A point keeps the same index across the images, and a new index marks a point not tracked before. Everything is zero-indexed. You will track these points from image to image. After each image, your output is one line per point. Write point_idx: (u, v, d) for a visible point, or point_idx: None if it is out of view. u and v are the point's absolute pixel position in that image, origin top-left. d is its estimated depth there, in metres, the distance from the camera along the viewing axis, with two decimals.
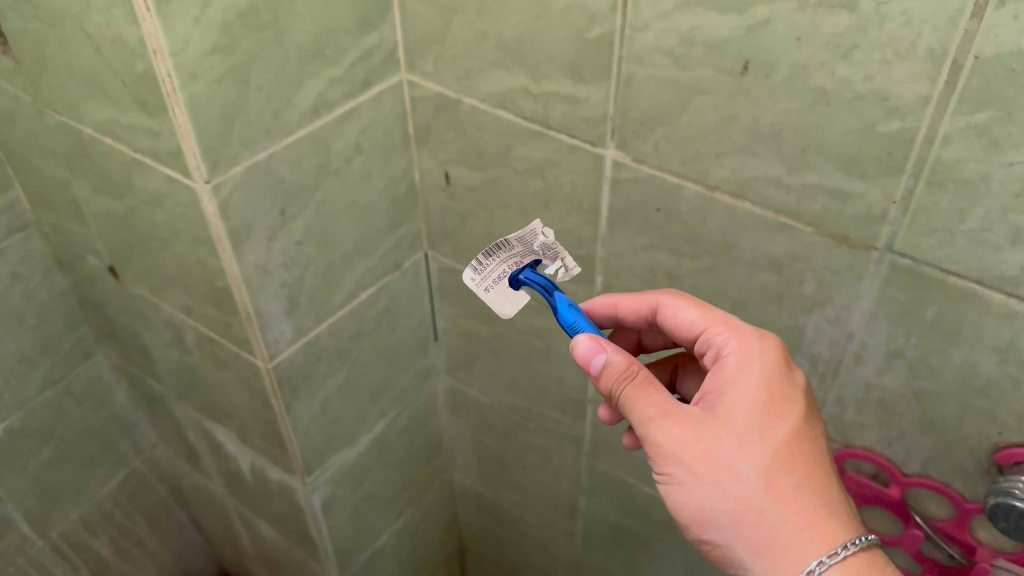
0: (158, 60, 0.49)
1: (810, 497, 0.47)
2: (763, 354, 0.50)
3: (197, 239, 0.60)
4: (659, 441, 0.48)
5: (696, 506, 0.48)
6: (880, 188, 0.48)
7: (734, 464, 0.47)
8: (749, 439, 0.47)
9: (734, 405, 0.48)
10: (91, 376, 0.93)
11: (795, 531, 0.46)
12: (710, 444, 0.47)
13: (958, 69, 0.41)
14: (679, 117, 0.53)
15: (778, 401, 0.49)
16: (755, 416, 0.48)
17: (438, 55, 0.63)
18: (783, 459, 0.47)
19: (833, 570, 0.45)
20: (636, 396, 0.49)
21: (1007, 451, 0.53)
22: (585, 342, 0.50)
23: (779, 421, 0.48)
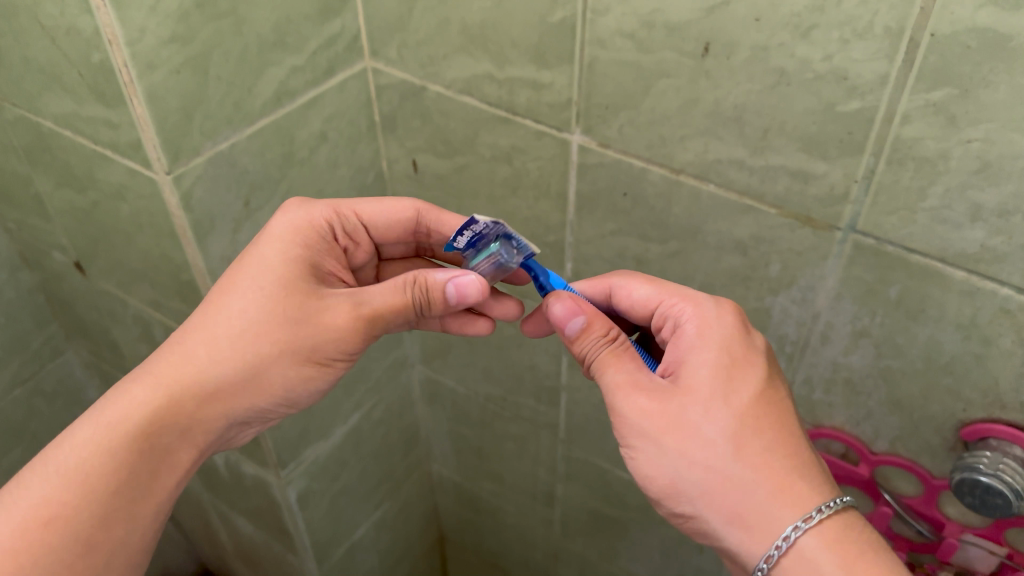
0: (114, 49, 0.48)
1: (779, 461, 0.46)
2: (721, 320, 0.51)
3: (162, 231, 0.59)
4: (625, 411, 0.49)
5: (666, 480, 0.48)
6: (841, 168, 0.48)
7: (701, 430, 0.47)
8: (713, 403, 0.47)
9: (695, 371, 0.49)
10: (62, 374, 0.92)
11: (768, 496, 0.46)
12: (675, 414, 0.47)
13: (915, 46, 0.41)
14: (643, 101, 0.53)
15: (740, 365, 0.49)
16: (718, 380, 0.48)
17: (402, 42, 0.62)
18: (749, 422, 0.47)
19: (809, 535, 0.45)
20: (609, 363, 0.51)
21: (973, 427, 0.53)
22: (564, 305, 0.52)
23: (742, 385, 0.48)
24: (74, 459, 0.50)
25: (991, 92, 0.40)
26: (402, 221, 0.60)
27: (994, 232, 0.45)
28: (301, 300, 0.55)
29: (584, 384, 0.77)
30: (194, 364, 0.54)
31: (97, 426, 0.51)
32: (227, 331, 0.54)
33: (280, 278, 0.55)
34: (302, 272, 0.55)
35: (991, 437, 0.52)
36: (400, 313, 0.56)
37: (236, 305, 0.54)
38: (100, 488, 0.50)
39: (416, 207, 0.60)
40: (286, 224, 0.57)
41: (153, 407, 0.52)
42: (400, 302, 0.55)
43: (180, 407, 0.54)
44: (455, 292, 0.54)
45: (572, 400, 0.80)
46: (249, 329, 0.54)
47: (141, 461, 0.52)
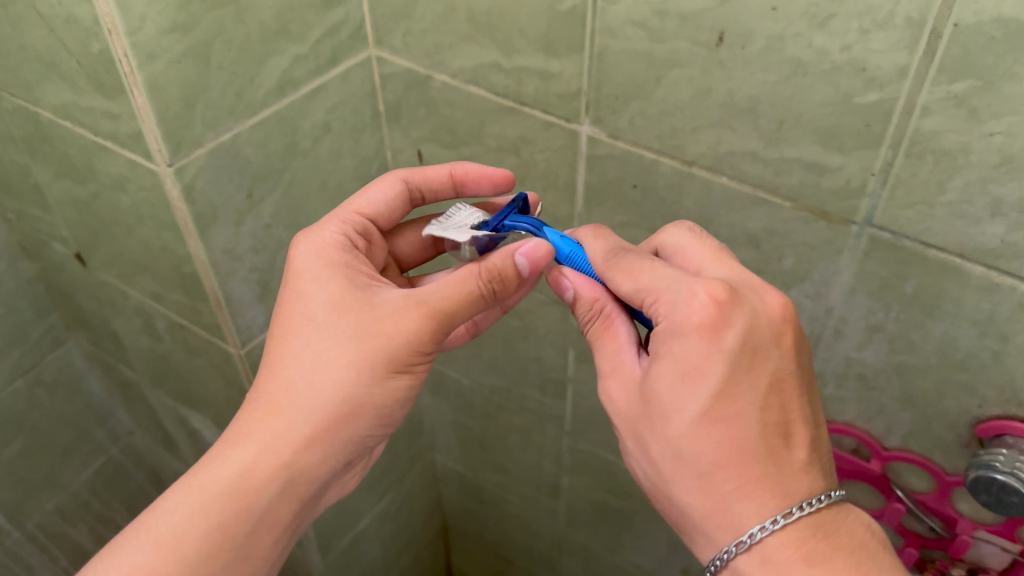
0: (114, 39, 0.47)
1: (721, 483, 0.42)
2: (686, 323, 0.43)
3: (163, 224, 0.58)
4: (604, 402, 0.48)
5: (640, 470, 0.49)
6: (858, 161, 0.47)
7: (653, 441, 0.45)
8: (659, 417, 0.44)
9: (656, 380, 0.44)
10: (63, 365, 0.92)
11: (702, 515, 0.43)
12: (634, 418, 0.46)
13: (937, 37, 0.40)
14: (655, 91, 0.52)
15: (692, 378, 0.43)
16: (663, 395, 0.44)
17: (407, 30, 0.61)
18: (689, 440, 0.43)
19: (745, 555, 0.42)
20: (598, 341, 0.50)
21: (988, 424, 0.52)
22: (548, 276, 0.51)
23: (686, 399, 0.43)
24: (175, 525, 0.48)
25: (1016, 83, 0.39)
26: (440, 187, 0.59)
27: (1014, 228, 0.44)
28: (360, 318, 0.50)
29: (590, 376, 0.76)
30: (284, 414, 0.50)
31: (195, 507, 0.48)
32: (303, 372, 0.50)
33: (336, 303, 0.51)
34: (358, 289, 0.52)
35: (1006, 434, 0.51)
36: (465, 307, 0.49)
37: (302, 345, 0.51)
38: (210, 560, 0.48)
39: (451, 169, 0.59)
40: (309, 251, 0.54)
41: (259, 472, 0.49)
42: (464, 295, 0.49)
43: (285, 466, 0.50)
44: (526, 264, 0.49)
45: (578, 393, 0.79)
46: (330, 367, 0.50)
47: (250, 527, 0.49)
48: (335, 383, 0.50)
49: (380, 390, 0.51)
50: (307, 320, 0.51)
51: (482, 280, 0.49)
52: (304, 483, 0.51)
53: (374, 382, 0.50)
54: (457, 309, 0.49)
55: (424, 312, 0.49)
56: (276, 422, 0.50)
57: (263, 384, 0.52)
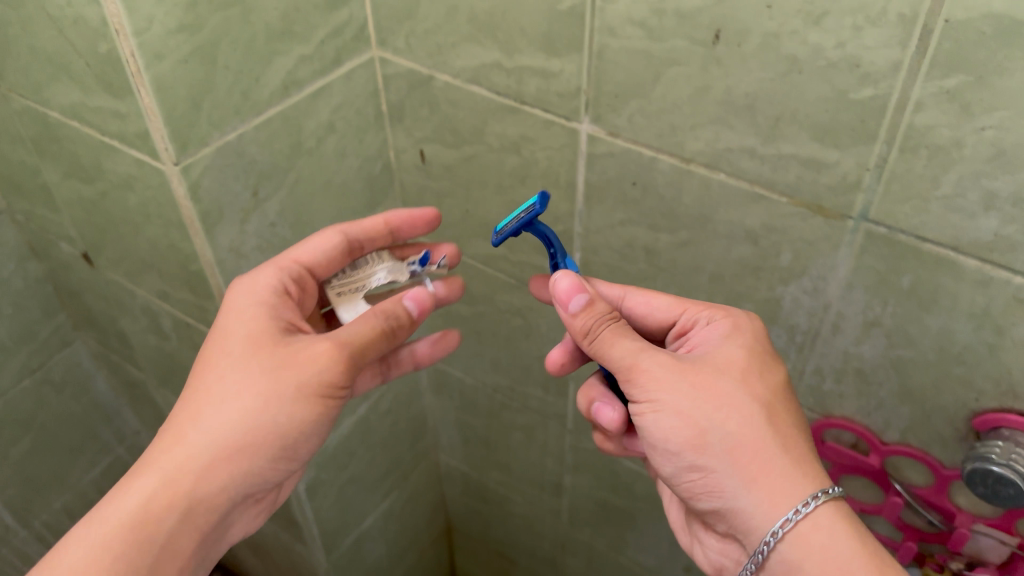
0: (122, 39, 0.48)
1: (795, 440, 0.48)
2: (750, 325, 0.52)
3: (170, 222, 0.59)
4: (659, 373, 0.49)
5: (692, 429, 0.48)
6: (854, 156, 0.47)
7: (734, 398, 0.48)
8: (745, 377, 0.49)
9: (732, 353, 0.50)
10: (70, 365, 0.93)
11: (788, 463, 0.47)
12: (710, 375, 0.49)
13: (929, 34, 0.41)
14: (653, 90, 0.52)
15: (766, 360, 0.51)
16: (750, 362, 0.50)
17: (410, 31, 0.62)
18: (771, 402, 0.49)
19: (827, 505, 0.46)
20: (619, 334, 0.51)
21: (984, 418, 0.53)
22: (567, 281, 0.51)
23: (769, 372, 0.50)
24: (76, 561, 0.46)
25: (1007, 78, 0.40)
26: (378, 238, 0.64)
27: (1007, 221, 0.44)
28: (276, 352, 0.53)
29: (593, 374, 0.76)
30: (188, 443, 0.51)
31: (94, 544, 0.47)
32: (212, 403, 0.52)
33: (255, 341, 0.54)
34: (277, 328, 0.55)
35: (1002, 427, 0.52)
36: (367, 344, 0.54)
37: (216, 378, 0.52)
38: None
39: (386, 219, 0.64)
40: (243, 293, 0.57)
41: (160, 499, 0.49)
42: (368, 333, 0.54)
43: (188, 495, 0.50)
44: (414, 307, 0.57)
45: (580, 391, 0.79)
46: (241, 396, 0.52)
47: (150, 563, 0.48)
48: (244, 411, 0.51)
49: (303, 418, 0.53)
50: (226, 357, 0.53)
51: (381, 321, 0.55)
52: (204, 512, 0.51)
53: (284, 410, 0.52)
54: (369, 346, 0.54)
55: (337, 348, 0.53)
56: (180, 451, 0.51)
57: (171, 419, 0.52)
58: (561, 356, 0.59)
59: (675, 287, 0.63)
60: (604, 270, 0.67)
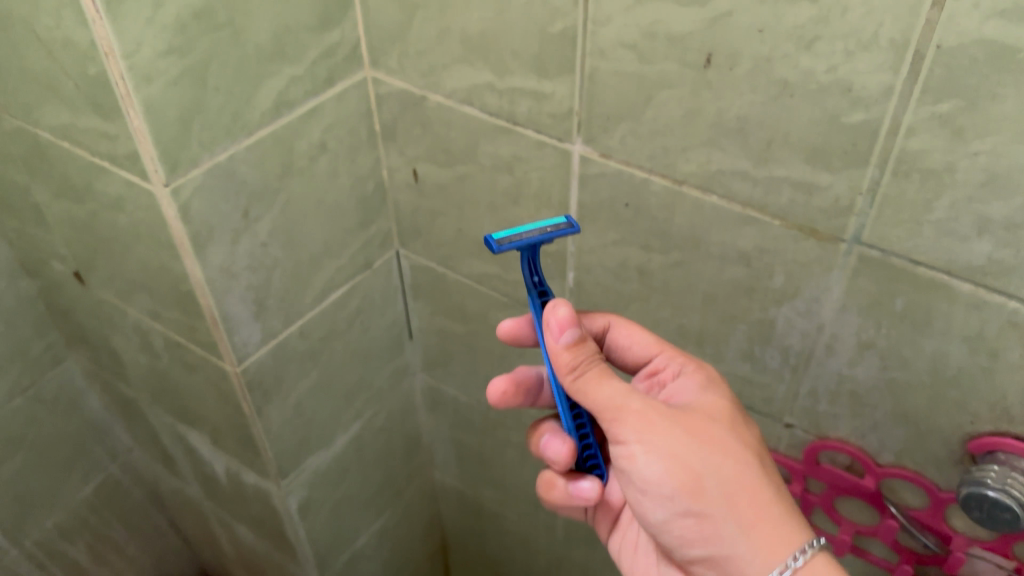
0: (111, 62, 0.48)
1: (780, 489, 0.49)
2: (722, 383, 0.55)
3: (160, 243, 0.59)
4: (653, 417, 0.48)
5: (689, 474, 0.47)
6: (846, 180, 0.47)
7: (726, 446, 0.49)
8: (731, 429, 0.50)
9: (713, 407, 0.52)
10: (62, 382, 0.92)
11: (781, 509, 0.48)
12: (700, 423, 0.50)
13: (920, 59, 0.41)
14: (644, 112, 0.52)
15: (742, 416, 0.52)
16: (732, 413, 0.52)
17: (402, 51, 0.62)
18: (757, 453, 0.50)
19: (821, 554, 0.47)
20: (607, 376, 0.50)
21: (980, 441, 0.53)
22: (564, 311, 0.49)
23: (747, 427, 0.52)
24: None
25: (999, 104, 0.40)
26: None
27: (1001, 246, 0.44)
28: None
29: None
30: None
31: None
32: None
33: None
34: None
35: (999, 451, 0.52)
36: None
37: None
38: None
39: None
40: None
41: None
42: None
43: None
44: None
45: None
46: None
47: None
48: None
49: None
50: None
51: None
52: None
53: None
54: None
55: None
56: None
57: None
58: (505, 387, 0.61)
59: (668, 308, 0.63)
60: (597, 290, 0.66)
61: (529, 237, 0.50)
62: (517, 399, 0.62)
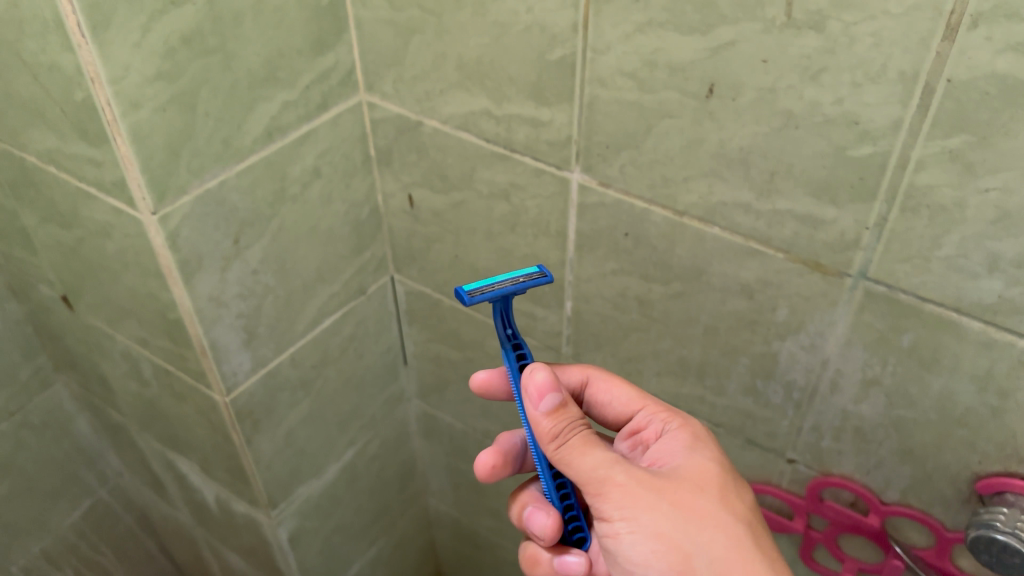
0: (97, 88, 0.46)
1: (775, 562, 0.48)
2: (711, 442, 0.53)
3: (148, 271, 0.57)
4: (638, 491, 0.47)
5: (678, 553, 0.46)
6: (852, 215, 0.46)
7: (716, 519, 0.47)
8: (722, 498, 0.49)
9: (702, 470, 0.50)
10: (51, 406, 0.90)
11: None
12: (689, 495, 0.48)
13: (930, 92, 0.40)
14: (644, 141, 0.51)
15: (733, 480, 0.51)
16: (722, 479, 0.50)
17: (398, 76, 0.61)
18: (749, 524, 0.48)
19: None
20: (590, 446, 0.48)
21: (987, 481, 0.51)
22: (543, 376, 0.48)
23: (739, 493, 0.50)
24: None
25: (1011, 139, 0.38)
26: None
27: (1012, 283, 0.43)
28: None
29: None
30: None
31: None
32: None
33: None
34: None
35: (1007, 491, 0.50)
36: None
37: None
38: None
39: None
40: None
41: None
42: None
43: None
44: None
45: None
46: None
47: None
48: None
49: None
50: None
51: None
52: None
53: None
54: None
55: None
56: None
57: None
58: (492, 460, 0.59)
59: (668, 339, 0.61)
60: (595, 320, 0.65)
61: (501, 287, 0.49)
62: (506, 471, 0.60)
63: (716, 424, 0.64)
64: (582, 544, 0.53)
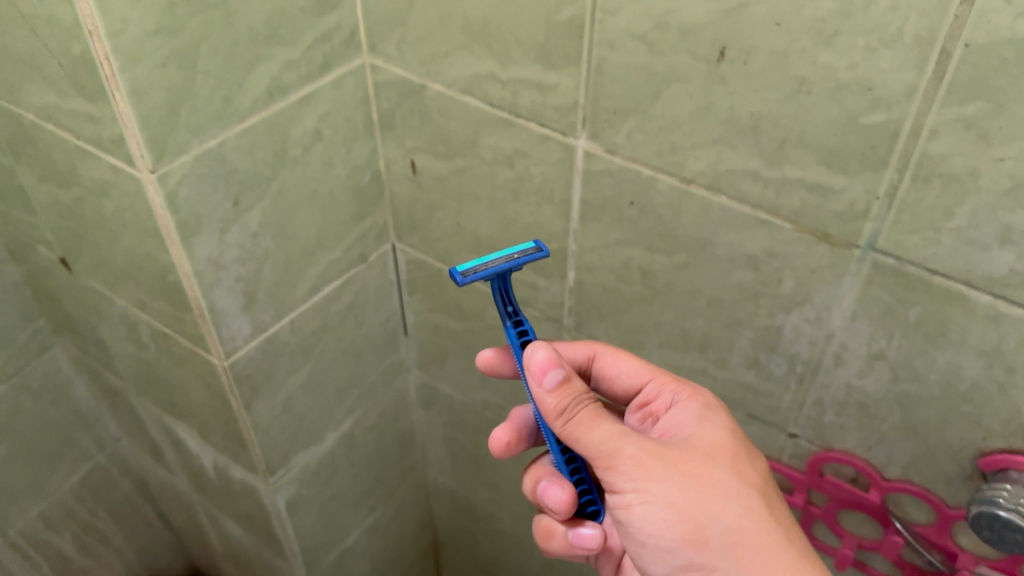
0: (95, 41, 0.45)
1: (792, 530, 0.47)
2: (723, 411, 0.53)
3: (146, 231, 0.57)
4: (649, 461, 0.47)
5: (692, 523, 0.45)
6: (862, 183, 0.45)
7: (730, 488, 0.47)
8: (735, 465, 0.48)
9: (713, 438, 0.50)
10: (49, 370, 0.90)
11: (795, 554, 0.46)
12: (701, 464, 0.47)
13: (946, 57, 0.39)
14: (653, 106, 0.50)
15: (747, 448, 0.50)
16: (735, 447, 0.50)
17: (402, 38, 0.60)
18: (763, 492, 0.48)
19: None
20: (597, 418, 0.48)
21: (991, 458, 0.51)
22: (543, 355, 0.48)
23: (753, 460, 0.50)
24: None
25: None
26: None
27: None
28: None
29: None
30: None
31: None
32: None
33: None
34: None
35: (1011, 469, 0.50)
36: None
37: None
38: None
39: None
40: None
41: None
42: None
43: None
44: None
45: None
46: None
47: None
48: None
49: None
50: None
51: None
52: None
53: None
54: None
55: None
56: None
57: None
58: (506, 437, 0.61)
59: (671, 311, 0.60)
60: (598, 291, 0.64)
61: (496, 265, 0.49)
62: (519, 447, 0.61)
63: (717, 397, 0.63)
64: (596, 517, 0.54)
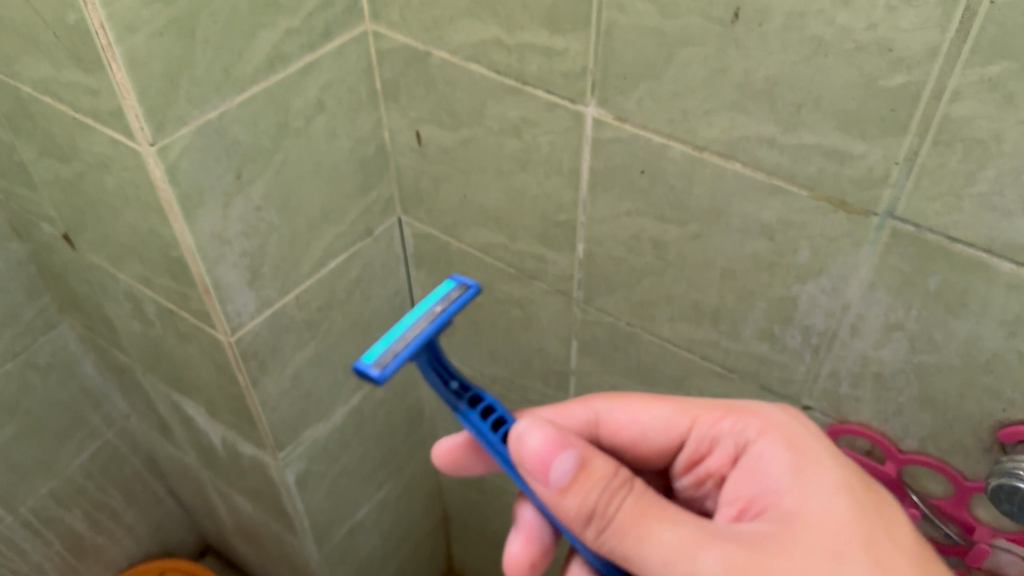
0: (90, 10, 0.44)
1: None
2: (835, 471, 0.47)
3: (148, 206, 0.56)
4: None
5: None
6: (881, 149, 0.44)
7: None
8: (852, 557, 0.43)
9: (819, 521, 0.45)
10: (56, 348, 0.89)
11: None
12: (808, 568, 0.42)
13: (971, 15, 0.37)
14: (664, 71, 0.49)
15: (868, 521, 0.45)
16: (849, 530, 0.44)
17: (405, 4, 0.58)
18: None
19: None
20: (665, 526, 0.44)
21: (1011, 429, 0.49)
22: (538, 441, 0.46)
23: (878, 538, 0.44)
24: None
25: None
26: None
27: None
28: None
29: (595, 369, 0.74)
30: None
31: None
32: None
33: None
34: None
35: None
36: None
37: None
38: None
39: None
40: None
41: None
42: None
43: None
44: None
45: (581, 385, 0.76)
46: None
47: None
48: None
49: None
50: None
51: None
52: None
53: None
54: None
55: None
56: None
57: None
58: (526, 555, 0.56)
59: (683, 283, 0.59)
60: (608, 263, 0.63)
61: (421, 331, 0.47)
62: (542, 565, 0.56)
63: (730, 370, 0.62)
64: None
